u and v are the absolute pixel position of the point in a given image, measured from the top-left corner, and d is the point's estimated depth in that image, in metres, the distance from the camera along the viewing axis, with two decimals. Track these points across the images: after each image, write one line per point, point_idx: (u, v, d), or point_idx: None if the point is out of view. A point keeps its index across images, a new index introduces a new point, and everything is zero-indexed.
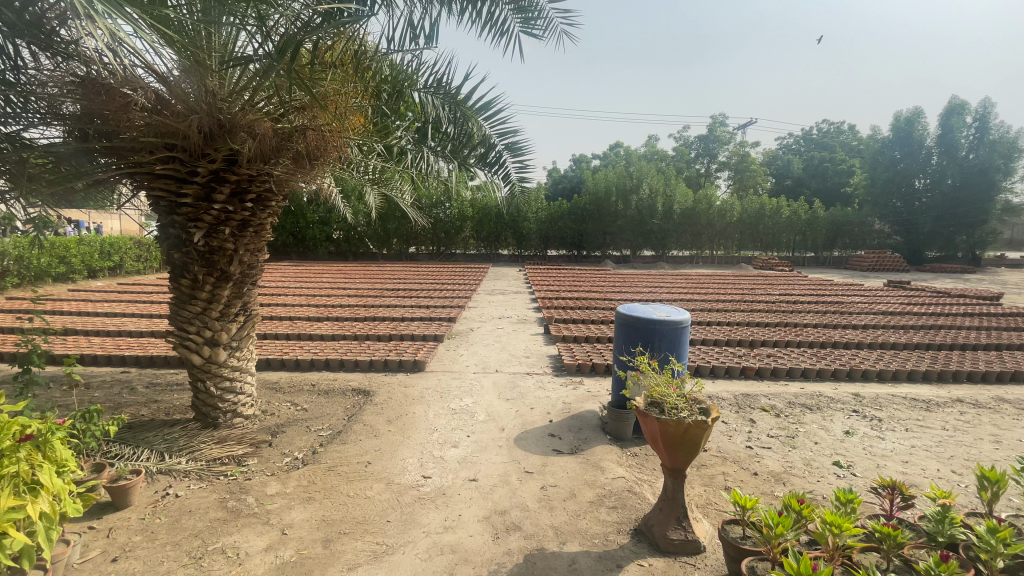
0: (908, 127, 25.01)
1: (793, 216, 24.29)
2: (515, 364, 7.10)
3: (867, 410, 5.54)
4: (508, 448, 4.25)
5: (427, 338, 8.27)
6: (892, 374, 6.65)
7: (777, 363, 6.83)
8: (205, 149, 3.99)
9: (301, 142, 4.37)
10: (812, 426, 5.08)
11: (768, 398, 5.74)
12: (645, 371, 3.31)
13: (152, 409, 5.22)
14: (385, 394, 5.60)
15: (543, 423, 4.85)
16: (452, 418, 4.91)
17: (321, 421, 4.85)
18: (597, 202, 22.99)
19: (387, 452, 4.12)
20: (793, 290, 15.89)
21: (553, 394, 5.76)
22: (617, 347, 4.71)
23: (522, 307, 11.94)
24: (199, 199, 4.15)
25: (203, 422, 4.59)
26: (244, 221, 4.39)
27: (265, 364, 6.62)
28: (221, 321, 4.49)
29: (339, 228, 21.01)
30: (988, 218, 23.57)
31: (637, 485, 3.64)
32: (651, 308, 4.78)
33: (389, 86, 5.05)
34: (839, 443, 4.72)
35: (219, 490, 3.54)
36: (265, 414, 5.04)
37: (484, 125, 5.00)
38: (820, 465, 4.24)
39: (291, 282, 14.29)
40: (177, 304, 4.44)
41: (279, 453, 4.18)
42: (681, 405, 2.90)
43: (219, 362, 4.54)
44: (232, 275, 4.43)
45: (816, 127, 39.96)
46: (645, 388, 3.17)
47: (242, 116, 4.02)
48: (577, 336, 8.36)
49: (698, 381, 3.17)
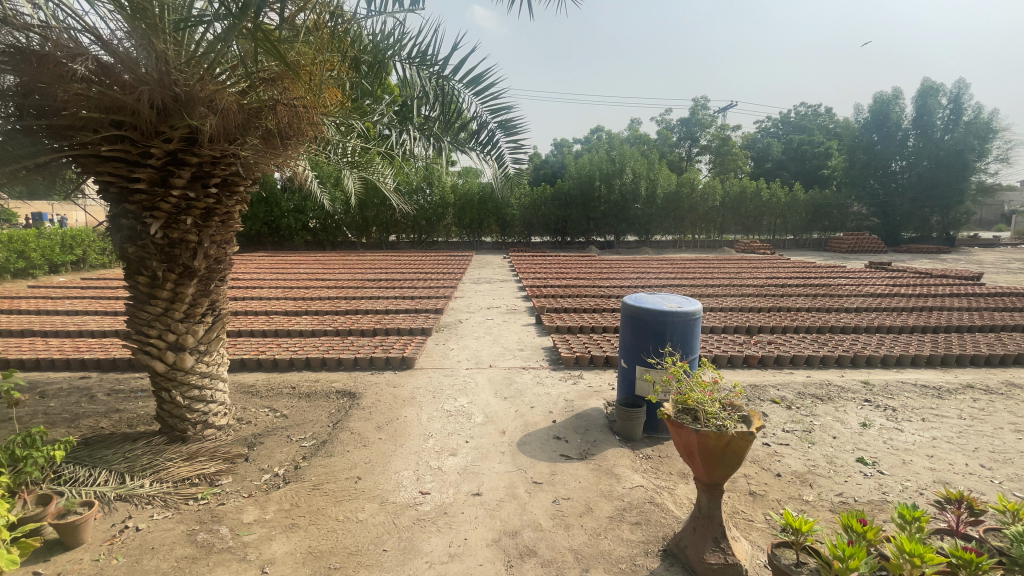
0: (885, 108, 25.12)
1: (774, 199, 24.31)
2: (510, 358, 6.72)
3: (878, 399, 5.34)
4: (512, 455, 3.88)
5: (415, 332, 7.82)
6: (896, 360, 6.53)
7: (781, 350, 6.60)
8: (159, 127, 3.47)
9: (271, 118, 3.89)
10: (827, 418, 4.83)
11: (777, 389, 5.49)
12: (675, 374, 2.97)
13: (113, 421, 4.72)
14: (372, 396, 5.17)
15: (546, 423, 4.50)
16: (448, 422, 4.52)
17: (303, 430, 4.42)
18: (580, 187, 22.63)
19: (379, 465, 3.72)
20: (778, 273, 15.82)
21: (554, 391, 5.40)
22: (625, 342, 4.39)
23: (511, 296, 11.55)
24: (155, 184, 3.61)
25: (170, 435, 4.12)
26: (208, 209, 3.89)
27: (241, 364, 6.13)
28: (186, 323, 4.00)
29: (315, 216, 20.29)
30: (963, 199, 23.93)
31: (658, 494, 3.32)
32: (660, 298, 4.43)
33: (369, 57, 4.50)
34: (858, 437, 4.50)
35: (187, 520, 3.10)
36: (240, 422, 4.59)
37: (474, 102, 4.49)
38: (844, 463, 4.01)
39: (268, 274, 13.64)
40: (136, 305, 3.94)
41: (257, 469, 3.75)
42: (720, 413, 2.57)
43: (185, 369, 4.05)
44: (197, 271, 3.93)
45: (794, 109, 40.09)
46: (675, 393, 2.83)
47: (201, 87, 3.47)
48: (570, 325, 8.02)
49: (737, 387, 2.82)
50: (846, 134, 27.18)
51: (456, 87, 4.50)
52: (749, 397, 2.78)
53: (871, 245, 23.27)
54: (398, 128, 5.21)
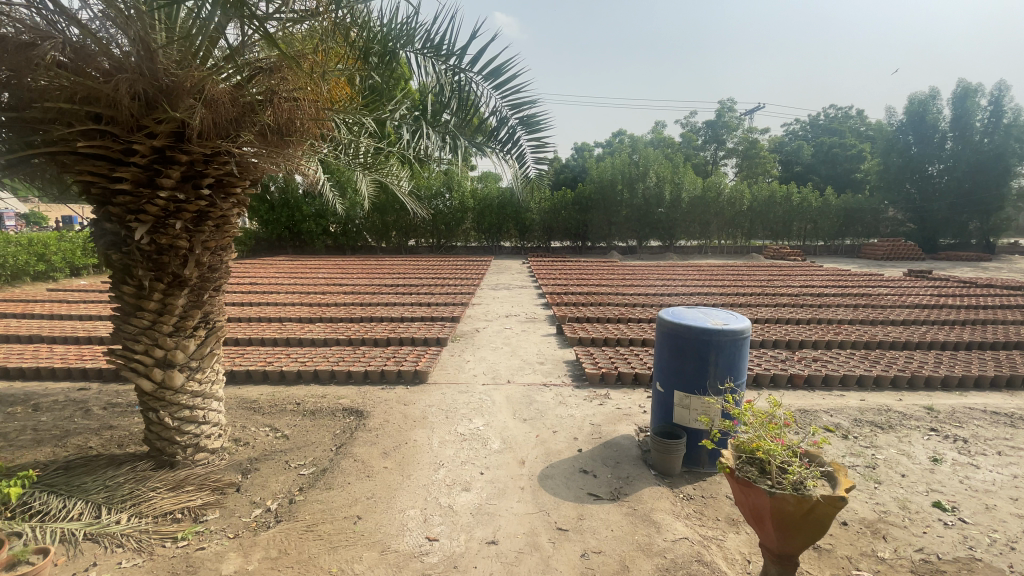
0: (922, 109, 24.00)
1: (805, 203, 23.40)
2: (529, 372, 6.25)
3: (946, 428, 4.70)
4: (533, 492, 3.42)
5: (430, 342, 7.41)
6: (958, 382, 5.86)
7: (828, 369, 5.98)
8: (141, 120, 3.12)
9: (269, 113, 3.52)
10: (891, 451, 4.24)
11: (829, 415, 4.89)
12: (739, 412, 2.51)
13: (105, 442, 4.42)
14: (380, 415, 4.76)
15: (571, 452, 4.02)
16: (461, 448, 4.08)
17: (303, 454, 4.03)
18: (601, 191, 22.10)
19: (383, 500, 3.29)
20: (812, 282, 15.02)
21: (578, 412, 4.91)
22: (661, 362, 3.92)
23: (530, 303, 11.10)
24: (140, 185, 3.28)
25: (158, 461, 3.78)
26: (201, 213, 3.52)
27: (245, 376, 5.79)
28: (176, 337, 3.64)
29: (335, 221, 20.22)
30: (1005, 205, 22.66)
31: (706, 551, 2.83)
32: (702, 313, 3.94)
33: (378, 45, 4.09)
34: (930, 475, 3.91)
35: (158, 571, 2.72)
36: (237, 444, 4.23)
37: (492, 96, 4.01)
38: (919, 509, 3.44)
39: (285, 278, 13.45)
40: (122, 317, 3.62)
41: (247, 503, 3.38)
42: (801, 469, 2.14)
43: (175, 388, 3.69)
44: (187, 280, 3.57)
45: (823, 112, 38.84)
46: (740, 438, 2.39)
47: (187, 75, 3.12)
48: (594, 337, 7.51)
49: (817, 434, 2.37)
50: (879, 136, 26.08)
51: (473, 81, 4.02)
52: (834, 453, 2.42)
53: (907, 252, 22.23)
54: (412, 128, 4.87)
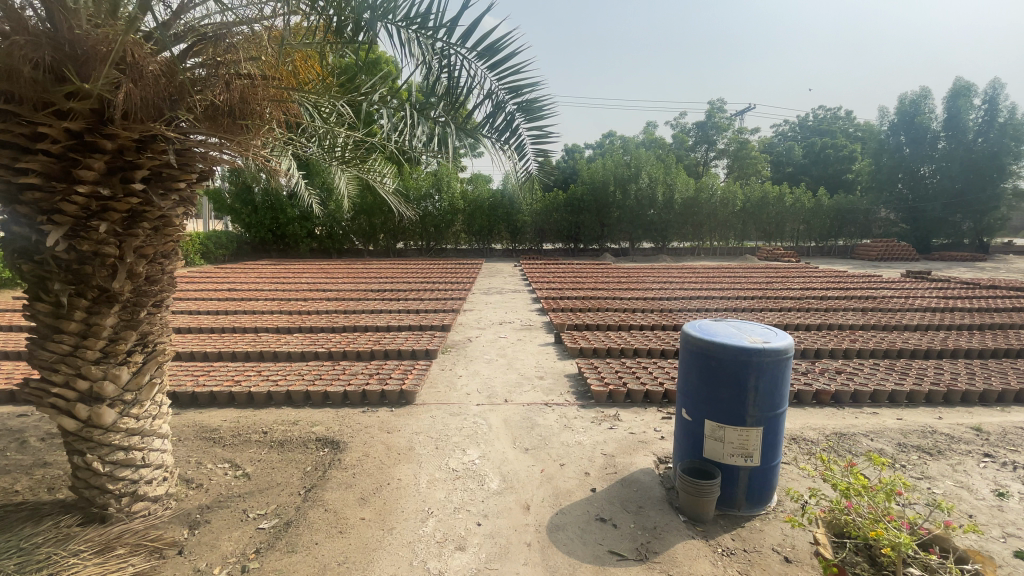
0: (914, 109, 23.81)
1: (799, 204, 23.11)
2: (529, 389, 5.64)
3: (1002, 453, 4.17)
4: (543, 549, 2.84)
5: (418, 355, 6.78)
6: (997, 397, 5.33)
7: (856, 383, 5.46)
8: (49, 95, 2.47)
9: (216, 92, 2.89)
10: (948, 485, 3.69)
11: (870, 439, 4.35)
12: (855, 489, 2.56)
13: (35, 483, 3.75)
14: (359, 447, 4.11)
15: (584, 493, 3.42)
16: (454, 488, 3.47)
17: (267, 500, 3.41)
18: (594, 192, 21.53)
19: (357, 567, 2.68)
20: (812, 283, 14.57)
21: (587, 439, 4.32)
22: (688, 390, 3.34)
23: (525, 309, 10.50)
24: (54, 178, 2.62)
25: (86, 514, 3.13)
26: (134, 212, 2.86)
27: (209, 399, 5.13)
28: (104, 365, 2.98)
29: (321, 223, 19.48)
30: (999, 205, 22.43)
31: None
32: (736, 328, 3.36)
33: (353, 19, 3.33)
34: (1001, 514, 3.36)
35: None
36: (188, 489, 3.57)
37: (489, 77, 3.37)
38: (1002, 562, 2.89)
39: (266, 283, 12.73)
40: (38, 341, 2.95)
41: (191, 572, 2.78)
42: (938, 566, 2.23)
43: (104, 426, 3.04)
44: (119, 295, 2.90)
45: (812, 113, 38.79)
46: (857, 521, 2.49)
47: (107, 40, 2.47)
48: (597, 348, 6.92)
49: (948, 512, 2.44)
50: (870, 137, 25.91)
51: (464, 59, 3.37)
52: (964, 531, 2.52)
53: (901, 253, 22.00)
54: (393, 114, 4.25)
